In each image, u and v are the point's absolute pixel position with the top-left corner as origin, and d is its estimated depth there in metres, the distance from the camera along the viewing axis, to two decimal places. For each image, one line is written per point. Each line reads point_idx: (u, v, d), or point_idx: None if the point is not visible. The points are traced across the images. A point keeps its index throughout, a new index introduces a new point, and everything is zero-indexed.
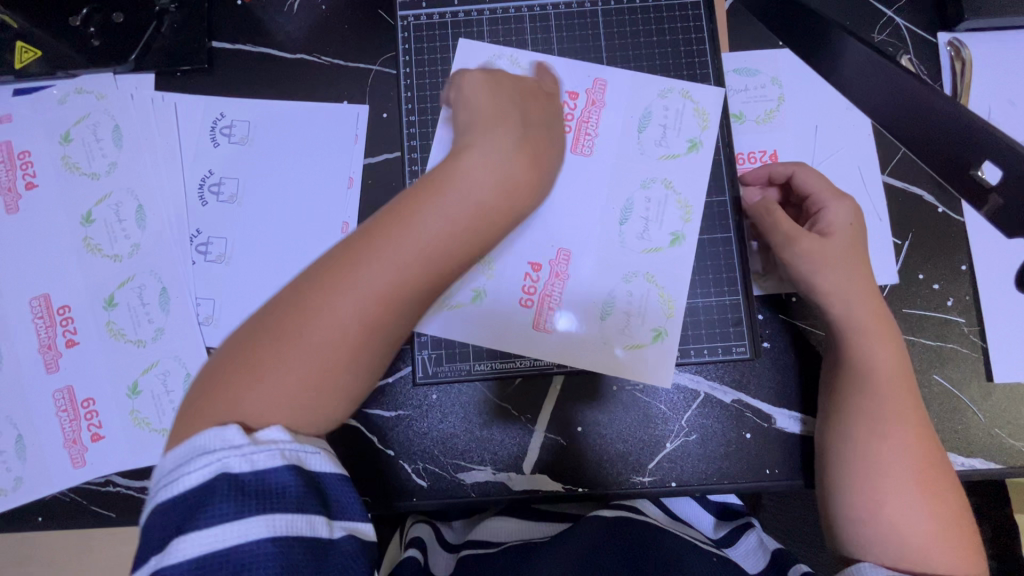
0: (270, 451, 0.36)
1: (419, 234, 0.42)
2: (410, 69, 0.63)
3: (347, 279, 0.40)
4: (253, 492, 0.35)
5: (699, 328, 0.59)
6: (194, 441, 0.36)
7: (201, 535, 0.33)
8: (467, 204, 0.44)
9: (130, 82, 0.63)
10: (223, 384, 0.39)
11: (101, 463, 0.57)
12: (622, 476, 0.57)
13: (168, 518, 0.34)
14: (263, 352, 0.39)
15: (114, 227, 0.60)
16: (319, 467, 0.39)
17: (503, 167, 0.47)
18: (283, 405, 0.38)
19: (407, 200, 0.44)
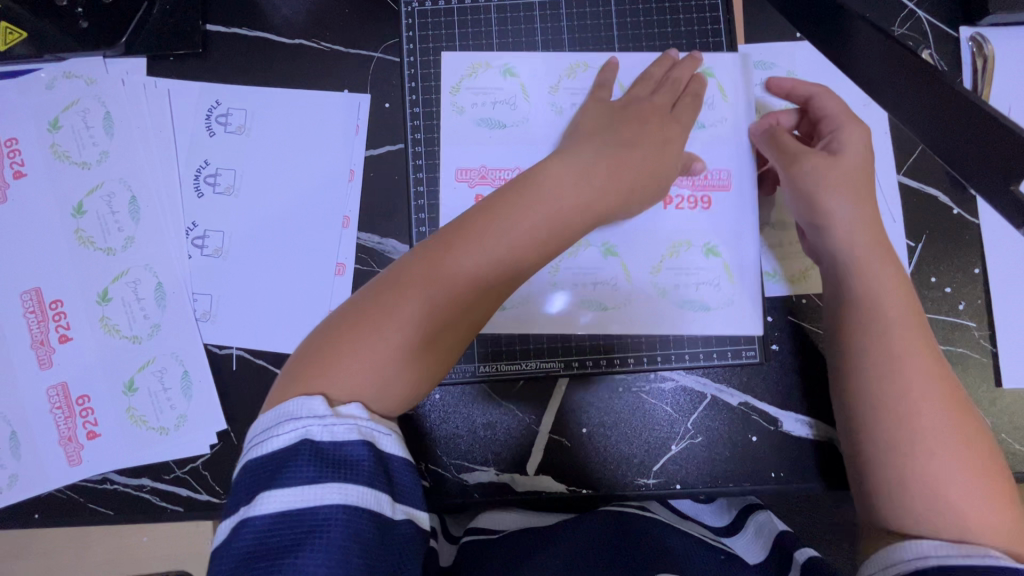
0: (348, 425, 0.39)
1: (504, 234, 0.45)
2: (414, 58, 0.60)
3: (438, 267, 0.45)
4: (331, 460, 0.37)
5: (708, 332, 0.58)
6: (285, 405, 0.40)
7: (283, 493, 0.36)
8: (552, 206, 0.47)
9: (121, 66, 0.60)
10: (308, 369, 0.42)
11: (97, 461, 0.56)
12: (627, 478, 0.57)
13: (256, 473, 0.38)
14: (355, 333, 0.43)
15: (106, 220, 0.58)
16: (388, 448, 0.40)
17: (586, 172, 0.49)
18: (368, 382, 0.42)
19: (497, 200, 0.48)
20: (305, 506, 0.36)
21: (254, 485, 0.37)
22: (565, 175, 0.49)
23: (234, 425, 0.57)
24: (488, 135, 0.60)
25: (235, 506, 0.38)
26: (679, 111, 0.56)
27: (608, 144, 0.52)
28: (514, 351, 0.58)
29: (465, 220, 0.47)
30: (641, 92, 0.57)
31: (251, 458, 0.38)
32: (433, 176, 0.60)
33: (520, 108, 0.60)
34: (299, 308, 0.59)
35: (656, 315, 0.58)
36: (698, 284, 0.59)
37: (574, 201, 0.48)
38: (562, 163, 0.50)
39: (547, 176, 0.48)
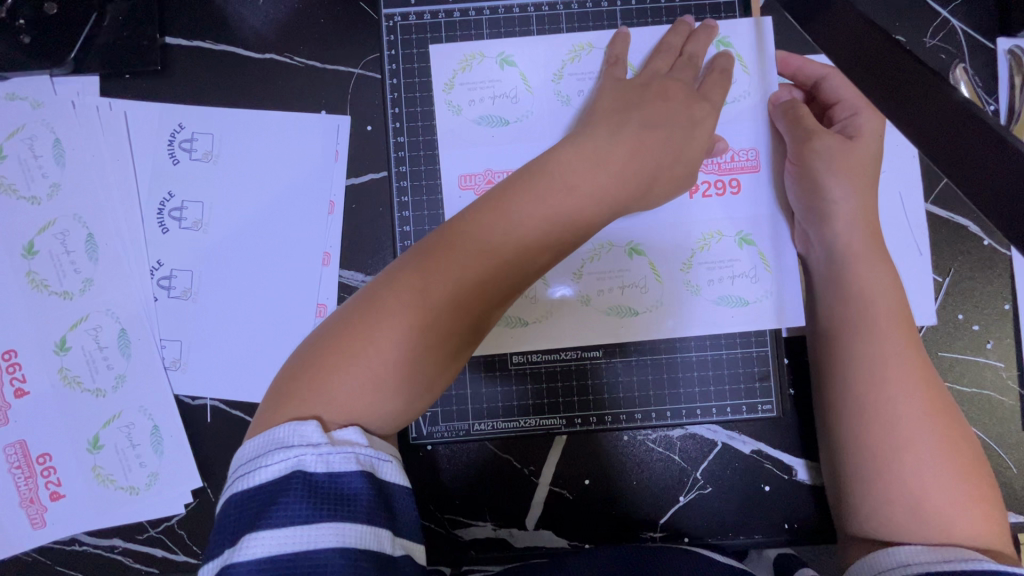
0: (346, 453, 0.35)
1: (511, 221, 0.40)
2: (397, 79, 0.54)
3: (448, 265, 0.40)
4: (326, 493, 0.34)
5: (722, 382, 0.53)
6: (274, 431, 0.36)
7: (273, 534, 0.32)
8: (566, 190, 0.42)
9: (71, 86, 0.54)
10: (295, 388, 0.37)
11: (64, 523, 0.52)
12: (632, 532, 0.54)
13: (242, 511, 0.33)
14: (353, 342, 0.38)
15: (61, 260, 0.53)
16: (389, 477, 0.37)
17: (602, 152, 0.44)
18: (368, 401, 0.37)
19: (504, 188, 0.43)
20: (298, 549, 0.32)
21: (240, 524, 0.33)
22: (579, 161, 0.44)
23: (210, 481, 0.52)
24: (491, 134, 0.54)
25: (218, 549, 0.33)
26: (705, 88, 0.51)
27: (631, 126, 0.46)
28: (512, 407, 0.54)
29: (470, 213, 0.42)
30: (659, 66, 0.51)
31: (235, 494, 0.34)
32: (420, 213, 0.54)
33: (522, 101, 0.54)
34: (277, 353, 0.54)
35: (680, 312, 0.53)
36: (732, 278, 0.53)
37: (591, 189, 0.42)
38: (574, 145, 0.45)
39: (559, 164, 0.43)
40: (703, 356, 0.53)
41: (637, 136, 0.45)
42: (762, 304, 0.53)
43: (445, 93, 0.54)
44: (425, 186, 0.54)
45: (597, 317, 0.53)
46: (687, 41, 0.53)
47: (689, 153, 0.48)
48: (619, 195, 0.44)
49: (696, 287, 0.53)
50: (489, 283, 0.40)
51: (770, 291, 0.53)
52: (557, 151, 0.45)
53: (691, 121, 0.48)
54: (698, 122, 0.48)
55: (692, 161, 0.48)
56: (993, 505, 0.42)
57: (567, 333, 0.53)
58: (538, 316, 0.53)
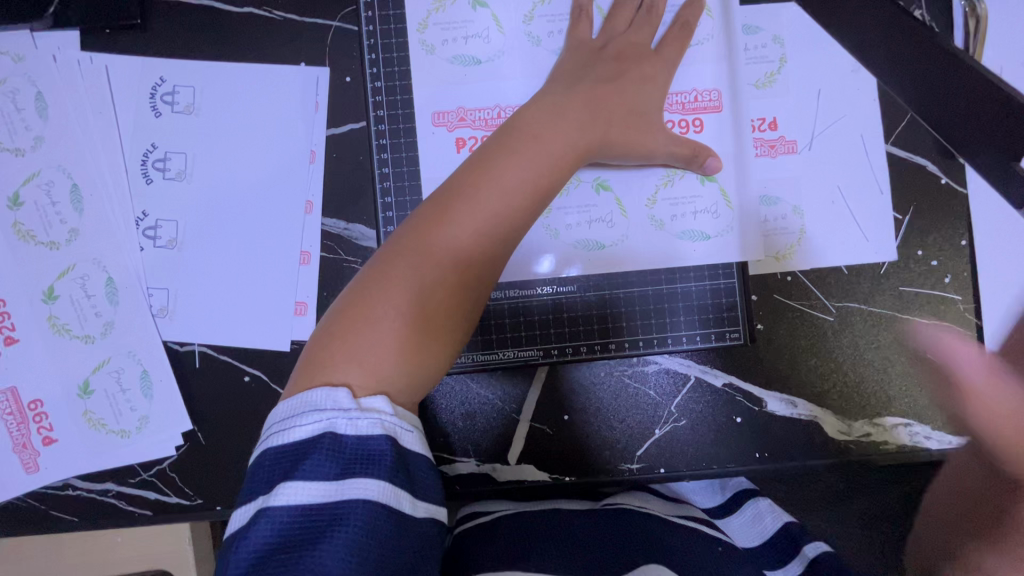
0: (372, 419, 0.37)
1: (499, 176, 0.44)
2: (373, 28, 0.55)
3: (446, 225, 0.43)
4: (354, 455, 0.36)
5: (693, 314, 0.56)
6: (306, 396, 0.37)
7: (302, 486, 0.35)
8: (539, 143, 0.46)
9: (52, 40, 0.55)
10: (317, 363, 0.39)
11: (56, 467, 0.53)
12: (610, 465, 0.56)
13: (275, 464, 0.36)
14: (371, 311, 0.40)
15: (47, 211, 0.54)
16: (410, 446, 0.38)
17: (559, 108, 0.49)
18: (389, 364, 0.40)
19: (486, 151, 0.46)
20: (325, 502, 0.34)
21: (273, 475, 0.36)
22: (545, 118, 0.48)
23: (201, 425, 0.54)
24: (463, 73, 0.56)
25: (250, 494, 0.36)
26: (662, 46, 0.54)
27: (587, 79, 0.51)
28: (491, 340, 0.56)
29: (458, 177, 0.45)
30: (618, 25, 0.54)
31: (269, 448, 0.36)
32: (399, 155, 0.55)
33: (493, 41, 0.55)
34: (262, 300, 0.55)
35: (651, 252, 0.55)
36: (694, 213, 0.56)
37: (560, 139, 0.47)
38: (537, 106, 0.49)
39: (529, 123, 0.48)
40: (672, 290, 0.56)
41: (594, 94, 0.50)
42: (723, 237, 0.56)
43: (419, 34, 0.56)
44: (402, 131, 0.55)
45: (569, 255, 0.55)
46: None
47: (646, 104, 0.52)
48: (583, 141, 0.48)
49: (661, 224, 0.55)
50: (483, 240, 0.43)
51: (730, 225, 0.56)
52: (524, 112, 0.49)
53: (646, 79, 0.53)
54: (652, 78, 0.53)
55: (644, 105, 0.52)
56: None
57: (540, 270, 0.55)
58: None
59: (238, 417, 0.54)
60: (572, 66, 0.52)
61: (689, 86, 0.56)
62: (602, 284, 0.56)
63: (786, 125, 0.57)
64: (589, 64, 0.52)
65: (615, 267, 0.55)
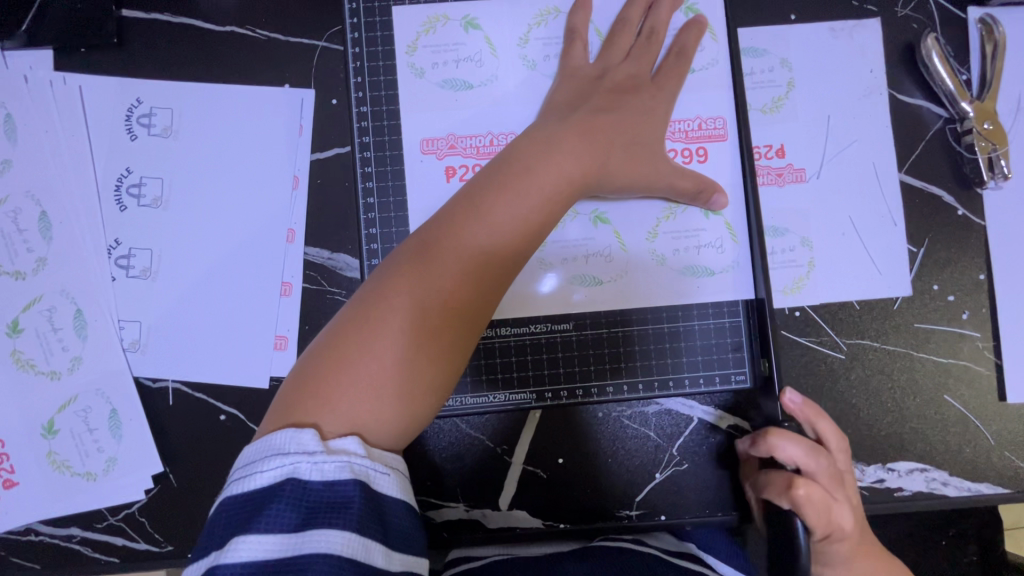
0: (338, 462, 0.34)
1: (487, 212, 0.41)
2: (360, 47, 0.53)
3: (434, 266, 0.40)
4: (318, 502, 0.33)
5: (695, 354, 0.53)
6: (271, 439, 0.35)
7: (260, 539, 0.32)
8: (532, 176, 0.43)
9: (23, 60, 0.52)
10: (293, 407, 0.37)
11: (17, 512, 0.50)
12: (607, 511, 0.53)
13: (232, 515, 0.33)
14: (348, 355, 0.37)
15: (13, 239, 0.51)
16: (384, 490, 0.36)
17: (553, 138, 0.46)
18: (366, 414, 0.37)
19: (476, 186, 0.43)
20: (284, 556, 0.32)
21: (230, 526, 0.33)
22: (537, 149, 0.45)
23: (172, 467, 0.51)
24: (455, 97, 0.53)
25: (208, 550, 0.33)
26: (660, 77, 0.51)
27: (583, 109, 0.48)
28: (482, 380, 0.52)
29: (446, 214, 0.42)
30: (616, 55, 0.51)
31: (229, 496, 0.34)
32: (383, 184, 0.52)
33: (487, 64, 0.53)
34: (240, 334, 0.52)
35: (652, 286, 0.52)
36: (699, 247, 0.53)
37: (553, 171, 0.44)
38: (532, 136, 0.47)
39: (522, 156, 0.45)
40: (675, 327, 0.53)
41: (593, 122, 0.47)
42: (728, 271, 0.53)
43: (409, 56, 0.53)
44: (388, 158, 0.52)
45: (566, 290, 0.52)
46: (647, 13, 0.52)
47: (645, 135, 0.49)
48: (579, 174, 0.45)
49: (663, 259, 0.53)
50: (470, 278, 0.40)
51: (734, 261, 0.52)
52: (517, 144, 0.47)
53: (645, 111, 0.50)
54: (653, 110, 0.50)
55: (644, 136, 0.49)
56: None
57: (535, 306, 0.52)
58: None
59: (212, 458, 0.51)
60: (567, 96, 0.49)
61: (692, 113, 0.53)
62: (600, 320, 0.53)
63: (793, 153, 0.54)
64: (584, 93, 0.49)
65: (614, 301, 0.52)
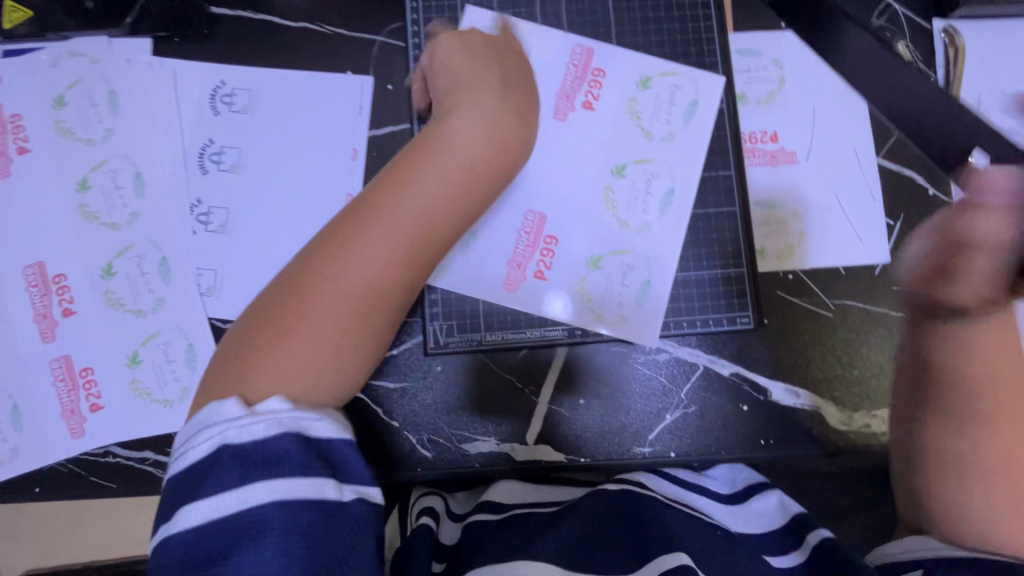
0: (267, 421, 0.38)
1: (409, 201, 0.47)
2: (418, 39, 0.62)
3: (356, 247, 0.45)
4: (252, 459, 0.37)
5: (705, 299, 0.61)
6: (201, 415, 0.39)
7: (205, 503, 0.36)
8: (458, 166, 0.49)
9: (127, 46, 0.61)
10: (231, 366, 0.42)
11: (100, 434, 0.56)
12: (623, 447, 0.59)
13: (179, 487, 0.37)
14: (287, 319, 0.43)
15: (111, 195, 0.59)
16: (324, 434, 0.40)
17: (488, 132, 0.52)
18: (302, 369, 0.42)
19: (388, 176, 0.48)
20: (229, 513, 0.36)
21: (177, 497, 0.37)
22: (464, 132, 0.51)
23: None
24: None
25: (161, 519, 0.38)
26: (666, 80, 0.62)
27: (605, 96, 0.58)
28: (519, 321, 0.60)
29: (373, 197, 0.47)
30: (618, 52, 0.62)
31: (171, 474, 0.38)
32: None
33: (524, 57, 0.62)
34: None
35: (667, 245, 0.61)
36: (707, 213, 0.62)
37: (471, 152, 0.50)
38: (462, 118, 0.52)
39: (439, 146, 0.49)
40: (686, 276, 0.61)
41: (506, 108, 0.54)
42: (734, 232, 0.62)
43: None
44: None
45: (513, 282, 0.61)
46: None
47: None
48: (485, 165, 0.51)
49: (596, 264, 0.61)
50: (391, 261, 0.45)
51: (723, 235, 0.62)
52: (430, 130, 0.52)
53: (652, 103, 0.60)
54: None
55: None
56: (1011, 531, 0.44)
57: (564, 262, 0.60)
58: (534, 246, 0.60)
59: None
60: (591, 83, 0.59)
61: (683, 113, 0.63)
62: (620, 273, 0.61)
63: (785, 139, 0.63)
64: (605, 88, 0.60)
65: (550, 300, 0.60)
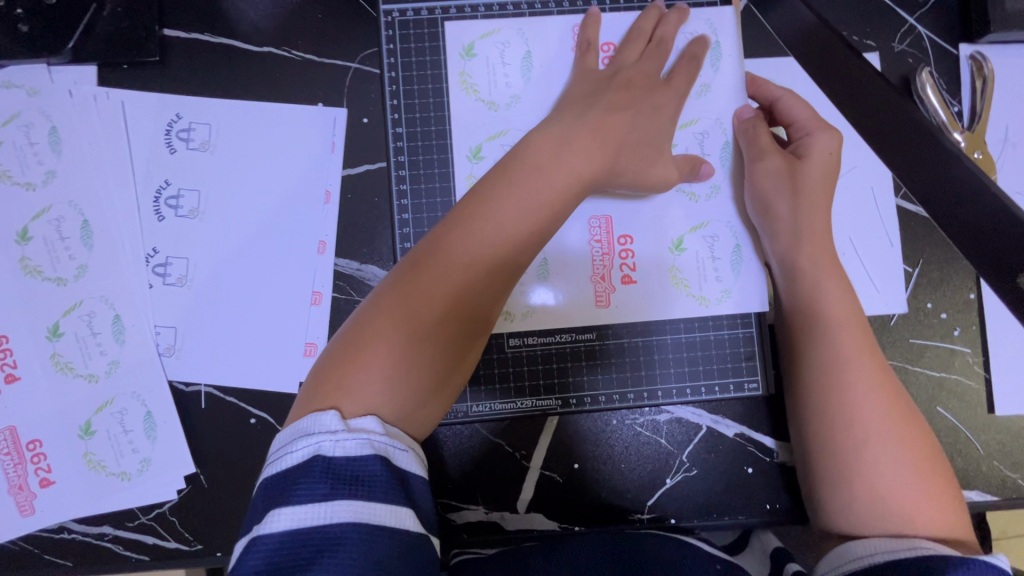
0: (360, 439, 0.36)
1: (498, 200, 0.44)
2: (395, 74, 0.55)
3: (444, 247, 0.43)
4: (344, 475, 0.34)
5: (712, 362, 0.56)
6: (297, 423, 0.37)
7: (294, 511, 0.33)
8: (545, 174, 0.46)
9: (68, 75, 0.55)
10: (318, 386, 0.39)
11: (52, 510, 0.52)
12: (620, 513, 0.55)
13: (268, 492, 0.35)
14: (372, 333, 0.40)
15: (55, 246, 0.53)
16: (406, 465, 0.37)
17: (564, 137, 0.48)
18: (383, 399, 0.39)
19: (483, 181, 0.46)
20: (315, 527, 0.32)
21: (265, 503, 0.34)
22: (550, 146, 0.47)
23: (204, 468, 0.53)
24: (482, 118, 0.56)
25: (245, 526, 0.35)
26: (674, 90, 0.55)
27: (599, 112, 0.50)
28: (508, 388, 0.55)
29: (463, 202, 0.45)
30: (628, 57, 0.55)
31: (265, 476, 0.35)
32: (432, 200, 0.55)
33: (515, 86, 0.56)
34: (272, 337, 0.55)
35: (671, 300, 0.56)
36: (715, 261, 0.56)
37: (564, 170, 0.46)
38: (540, 133, 0.49)
39: (534, 151, 0.47)
40: (691, 337, 0.56)
41: (599, 133, 0.49)
42: (745, 287, 0.56)
43: (469, 95, 0.56)
44: (436, 174, 0.55)
45: (604, 296, 0.56)
46: (659, 28, 0.56)
47: (660, 145, 0.53)
48: (589, 173, 0.47)
49: (680, 247, 0.56)
50: (477, 264, 0.43)
51: (732, 288, 0.56)
52: (529, 139, 0.49)
53: (658, 114, 0.53)
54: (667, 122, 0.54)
55: (661, 156, 0.53)
56: (958, 508, 0.44)
57: (555, 315, 0.55)
58: (523, 308, 0.55)
59: (242, 459, 0.53)
60: (582, 100, 0.52)
61: (711, 116, 0.57)
62: (616, 332, 0.56)
63: None
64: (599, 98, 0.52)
65: (652, 312, 0.56)
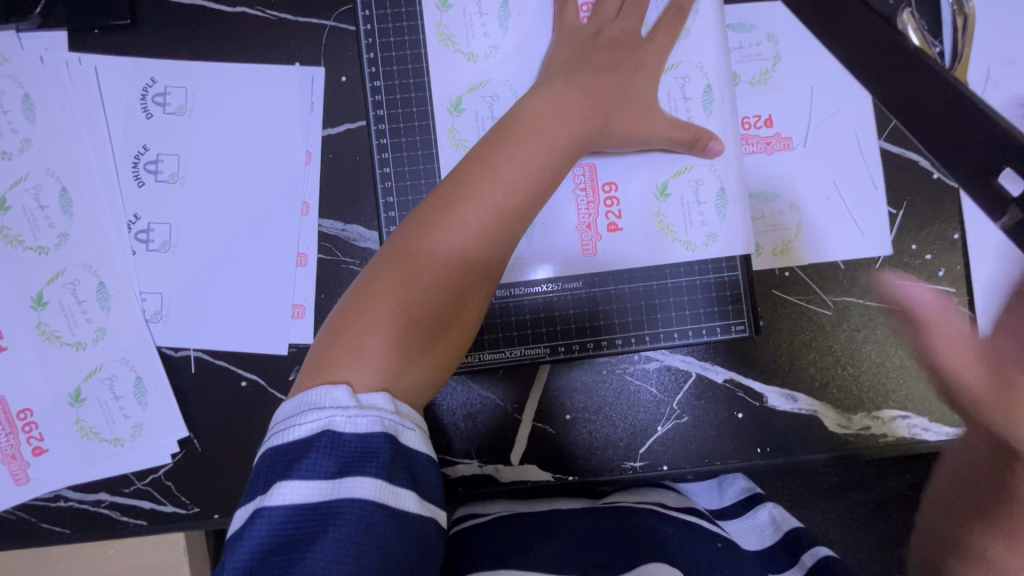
0: (372, 417, 0.36)
1: (502, 169, 0.45)
2: (371, 26, 0.55)
3: (449, 217, 0.43)
4: (351, 454, 0.35)
5: (697, 307, 0.56)
6: (306, 395, 0.37)
7: (300, 487, 0.35)
8: (543, 141, 0.47)
9: (38, 41, 0.54)
10: (324, 360, 0.39)
11: (46, 478, 0.52)
12: (612, 463, 0.56)
13: (274, 463, 0.36)
14: (378, 305, 0.41)
15: (35, 215, 0.53)
16: (413, 444, 0.38)
17: (558, 100, 0.49)
18: (394, 363, 0.40)
19: (482, 147, 0.46)
20: (320, 503, 0.34)
21: (270, 474, 0.36)
22: (545, 110, 0.48)
23: (197, 432, 0.53)
24: (462, 71, 0.55)
25: (252, 493, 0.36)
26: (653, 36, 0.55)
27: (582, 72, 0.51)
28: (496, 340, 0.56)
29: (462, 171, 0.45)
30: (607, 7, 0.54)
31: (271, 447, 0.37)
32: (413, 154, 0.55)
33: (493, 37, 0.55)
34: (257, 300, 0.54)
35: (657, 248, 0.56)
36: (699, 207, 0.56)
37: (558, 132, 0.47)
38: (533, 97, 0.49)
39: (529, 115, 0.48)
40: (677, 283, 0.56)
41: (586, 92, 0.50)
42: (730, 231, 0.56)
43: (446, 47, 0.55)
44: (416, 128, 0.55)
45: (590, 245, 0.56)
46: None
47: (641, 93, 0.53)
48: (581, 133, 0.49)
49: (665, 193, 0.56)
50: (484, 233, 0.44)
51: (720, 230, 0.56)
52: (526, 103, 0.49)
53: (640, 68, 0.53)
54: (645, 67, 0.53)
55: (640, 103, 0.53)
56: None
57: (546, 265, 0.56)
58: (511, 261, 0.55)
59: (235, 423, 0.53)
60: (565, 60, 0.52)
61: (692, 60, 0.56)
62: (604, 282, 0.56)
63: (781, 124, 0.58)
64: (579, 55, 0.52)
65: (638, 259, 0.56)
